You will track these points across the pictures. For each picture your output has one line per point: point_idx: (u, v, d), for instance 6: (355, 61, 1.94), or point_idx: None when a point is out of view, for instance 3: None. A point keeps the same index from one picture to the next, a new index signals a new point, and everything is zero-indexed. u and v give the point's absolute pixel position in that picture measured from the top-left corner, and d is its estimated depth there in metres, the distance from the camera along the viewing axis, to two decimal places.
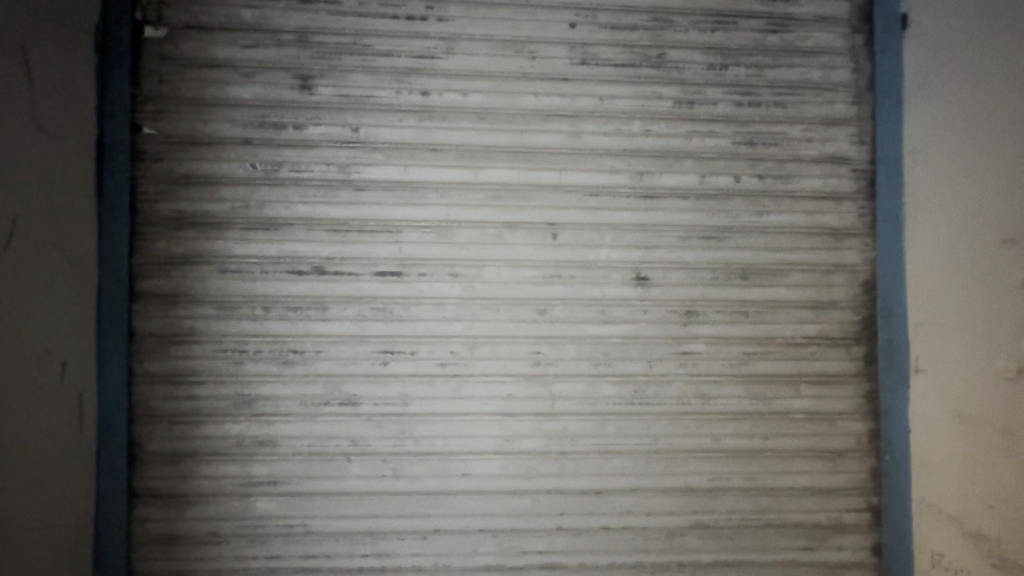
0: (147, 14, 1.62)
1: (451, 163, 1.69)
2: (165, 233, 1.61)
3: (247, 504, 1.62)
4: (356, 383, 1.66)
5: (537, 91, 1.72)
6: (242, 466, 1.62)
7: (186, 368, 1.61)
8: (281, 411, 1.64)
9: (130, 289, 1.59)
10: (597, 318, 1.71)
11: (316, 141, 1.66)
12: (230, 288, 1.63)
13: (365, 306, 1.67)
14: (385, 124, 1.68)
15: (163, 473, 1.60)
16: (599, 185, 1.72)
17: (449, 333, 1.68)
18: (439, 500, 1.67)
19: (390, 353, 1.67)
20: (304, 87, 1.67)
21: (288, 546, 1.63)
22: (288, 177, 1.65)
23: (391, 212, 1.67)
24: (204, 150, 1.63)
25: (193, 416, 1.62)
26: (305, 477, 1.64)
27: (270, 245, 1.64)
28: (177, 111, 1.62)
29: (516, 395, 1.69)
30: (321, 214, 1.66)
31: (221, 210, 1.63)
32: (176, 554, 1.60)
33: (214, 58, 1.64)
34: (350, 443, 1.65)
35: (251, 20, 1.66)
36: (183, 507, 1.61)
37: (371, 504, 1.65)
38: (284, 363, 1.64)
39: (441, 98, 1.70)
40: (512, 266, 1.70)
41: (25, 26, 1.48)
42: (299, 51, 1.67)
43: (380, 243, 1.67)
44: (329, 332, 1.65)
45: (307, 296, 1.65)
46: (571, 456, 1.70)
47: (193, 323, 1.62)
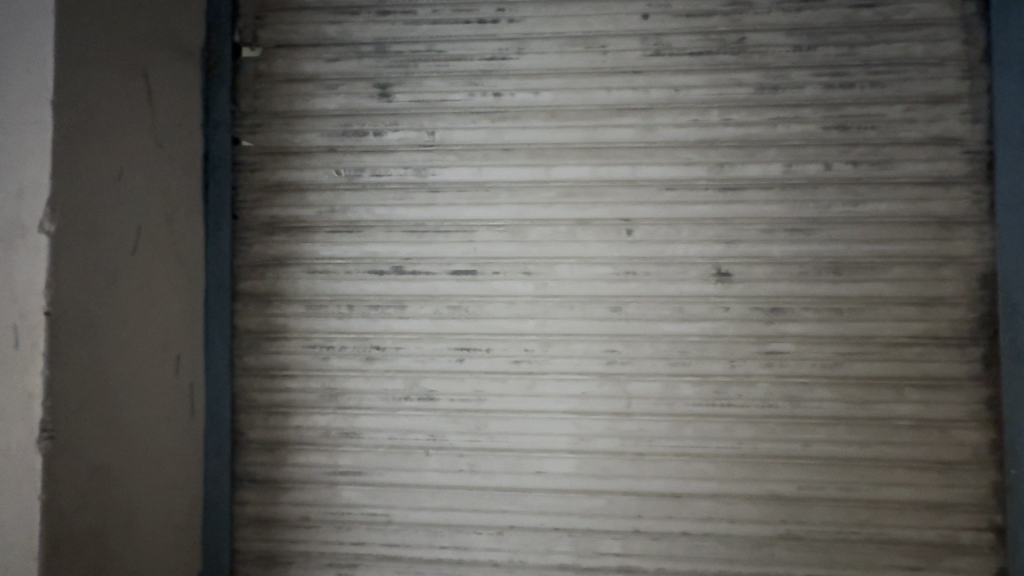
0: (244, 36, 1.76)
1: (523, 162, 1.70)
2: (261, 238, 1.74)
3: (334, 492, 1.71)
4: (434, 379, 1.71)
5: (608, 86, 1.69)
6: (329, 456, 1.72)
7: (280, 363, 1.74)
8: (365, 404, 1.72)
9: (232, 289, 1.73)
10: (674, 316, 1.66)
11: (395, 146, 1.74)
12: (318, 288, 1.73)
13: (441, 304, 1.71)
14: (459, 126, 1.72)
15: (261, 460, 1.73)
16: (674, 179, 1.67)
17: (522, 331, 1.69)
18: (515, 496, 1.68)
19: (466, 350, 1.71)
20: (383, 95, 1.74)
21: (372, 534, 1.71)
22: (368, 181, 1.74)
23: (465, 212, 1.71)
24: (293, 160, 1.75)
25: (287, 407, 1.73)
26: (387, 468, 1.71)
27: (352, 246, 1.73)
28: (270, 124, 1.75)
29: (591, 394, 1.67)
30: (400, 216, 1.73)
31: (309, 215, 1.74)
32: (273, 535, 1.72)
33: (302, 73, 1.76)
34: (429, 437, 1.70)
35: (334, 35, 1.76)
36: (278, 491, 1.73)
37: (448, 497, 1.69)
38: (367, 359, 1.72)
39: (513, 98, 1.71)
40: (585, 263, 1.68)
41: (142, 35, 1.52)
42: (378, 62, 1.75)
43: (455, 242, 1.71)
44: (408, 329, 1.72)
45: (386, 294, 1.73)
46: (649, 457, 1.65)
47: (286, 320, 1.74)
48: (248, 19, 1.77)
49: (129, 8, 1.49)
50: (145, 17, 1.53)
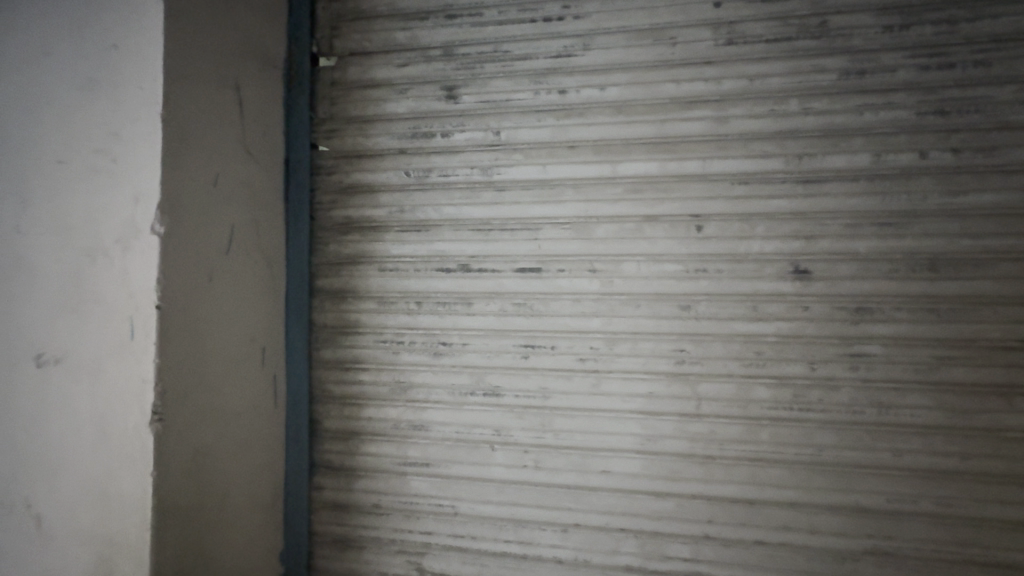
0: (321, 46, 1.86)
1: (589, 159, 1.69)
2: (336, 237, 1.84)
3: (404, 482, 1.78)
4: (499, 375, 1.73)
5: (677, 78, 1.65)
6: (399, 447, 1.79)
7: (354, 356, 1.82)
8: (433, 398, 1.77)
9: (310, 286, 1.84)
10: (748, 315, 1.59)
11: (462, 146, 1.78)
12: (389, 285, 1.80)
13: (507, 301, 1.73)
14: (525, 125, 1.74)
15: (337, 448, 1.82)
16: (748, 172, 1.60)
17: (588, 329, 1.68)
18: (580, 495, 1.67)
19: (531, 347, 1.72)
20: (450, 97, 1.79)
21: (440, 524, 1.75)
22: (437, 181, 1.79)
23: (531, 210, 1.72)
24: (366, 163, 1.83)
25: (360, 399, 1.82)
26: (454, 461, 1.75)
27: (421, 245, 1.79)
28: (345, 129, 1.84)
29: (658, 394, 1.63)
30: (466, 215, 1.76)
31: (380, 215, 1.81)
32: (347, 520, 1.81)
33: (374, 79, 1.83)
34: (494, 433, 1.73)
35: (404, 40, 1.82)
36: (352, 478, 1.81)
37: (514, 492, 1.71)
38: (435, 354, 1.77)
39: (579, 95, 1.71)
40: (653, 261, 1.65)
41: (236, 48, 1.63)
42: (445, 65, 1.79)
43: (520, 240, 1.73)
44: (474, 326, 1.75)
45: (454, 292, 1.77)
46: (720, 461, 1.60)
47: (359, 316, 1.82)
48: (324, 30, 1.86)
49: (227, 22, 1.59)
50: (237, 31, 1.63)
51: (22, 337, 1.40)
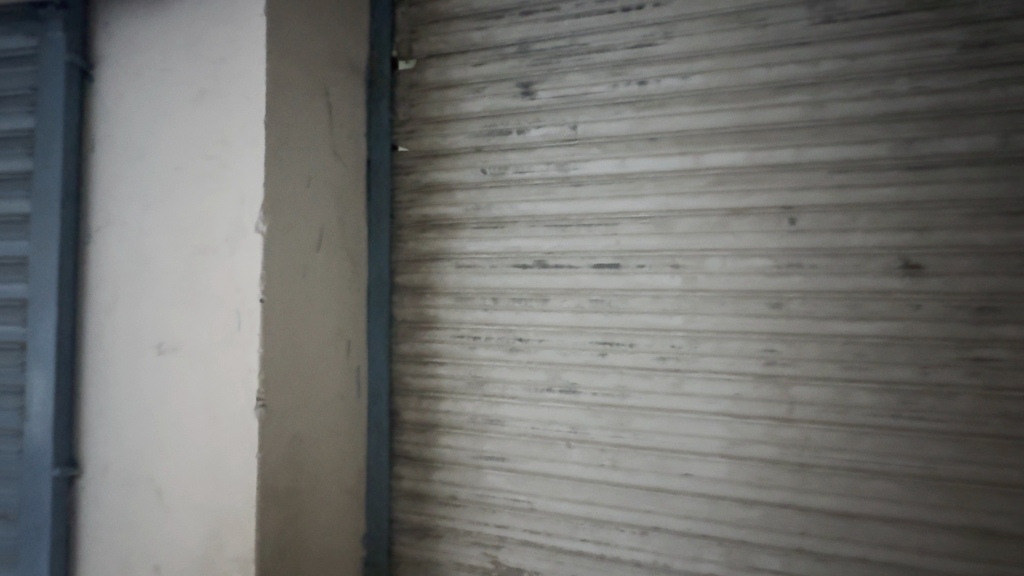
0: (401, 50, 1.93)
1: (670, 151, 1.64)
2: (415, 235, 1.89)
3: (480, 475, 1.81)
4: (575, 372, 1.72)
5: (768, 62, 1.56)
6: (475, 440, 1.81)
7: (431, 351, 1.87)
8: (508, 393, 1.78)
9: (390, 283, 1.90)
10: (848, 313, 1.48)
11: (537, 142, 1.77)
12: (466, 281, 1.83)
13: (584, 298, 1.71)
14: (602, 119, 1.71)
15: (415, 439, 1.88)
16: (848, 160, 1.48)
17: (669, 327, 1.63)
18: (659, 497, 1.63)
19: (608, 345, 1.69)
20: (526, 94, 1.79)
21: (515, 519, 1.77)
22: (512, 178, 1.79)
23: (608, 205, 1.69)
24: (443, 162, 1.87)
25: (437, 392, 1.86)
26: (529, 457, 1.76)
27: (497, 242, 1.80)
28: (423, 130, 1.90)
29: (746, 396, 1.56)
30: (542, 211, 1.76)
31: (457, 213, 1.85)
32: (424, 510, 1.87)
33: (451, 79, 1.87)
34: (570, 430, 1.72)
35: (480, 40, 1.84)
36: (429, 469, 1.86)
37: (590, 491, 1.69)
38: (510, 350, 1.78)
39: (660, 85, 1.65)
40: (740, 256, 1.57)
41: (326, 57, 1.70)
42: (521, 61, 1.80)
43: (597, 236, 1.70)
44: (550, 322, 1.74)
45: (529, 288, 1.77)
46: (815, 470, 1.50)
47: (437, 312, 1.86)
48: (403, 34, 1.93)
49: (316, 31, 1.66)
50: (327, 40, 1.71)
51: (143, 327, 1.53)
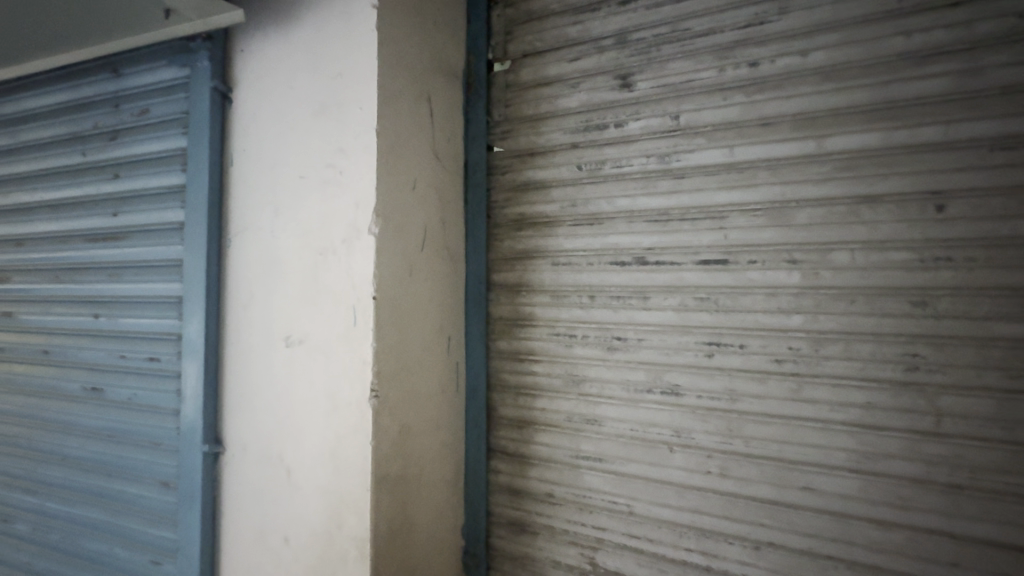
0: (496, 52, 1.96)
1: (787, 136, 1.51)
2: (511, 233, 1.92)
3: (577, 474, 1.79)
4: (679, 374, 1.64)
5: (907, 30, 1.38)
6: (572, 439, 1.80)
7: (527, 348, 1.88)
8: (606, 393, 1.75)
9: (487, 281, 1.94)
10: (1014, 313, 1.27)
11: (637, 135, 1.71)
12: (562, 279, 1.82)
13: (688, 295, 1.63)
14: (707, 106, 1.61)
15: (512, 435, 1.91)
16: (1015, 134, 1.27)
17: (786, 327, 1.50)
18: (775, 511, 1.51)
19: (715, 345, 1.60)
20: (624, 85, 1.74)
21: (613, 521, 1.73)
22: (610, 173, 1.75)
23: (716, 197, 1.59)
24: (538, 159, 1.87)
25: (534, 389, 1.87)
26: (629, 460, 1.71)
27: (594, 238, 1.77)
28: (518, 129, 1.91)
29: (880, 406, 1.39)
30: (642, 206, 1.70)
31: (553, 210, 1.84)
32: (521, 505, 1.88)
33: (547, 77, 1.87)
34: (673, 434, 1.65)
35: (576, 35, 1.82)
36: (526, 466, 1.88)
37: (696, 499, 1.61)
38: (608, 349, 1.75)
39: (775, 65, 1.53)
40: (872, 249, 1.41)
41: (429, 64, 1.77)
42: (619, 53, 1.75)
43: (703, 230, 1.61)
44: (651, 321, 1.68)
45: (629, 285, 1.72)
46: (971, 493, 1.30)
47: (533, 309, 1.87)
48: (499, 36, 1.96)
49: (420, 40, 1.74)
50: (429, 47, 1.78)
51: (273, 322, 1.70)
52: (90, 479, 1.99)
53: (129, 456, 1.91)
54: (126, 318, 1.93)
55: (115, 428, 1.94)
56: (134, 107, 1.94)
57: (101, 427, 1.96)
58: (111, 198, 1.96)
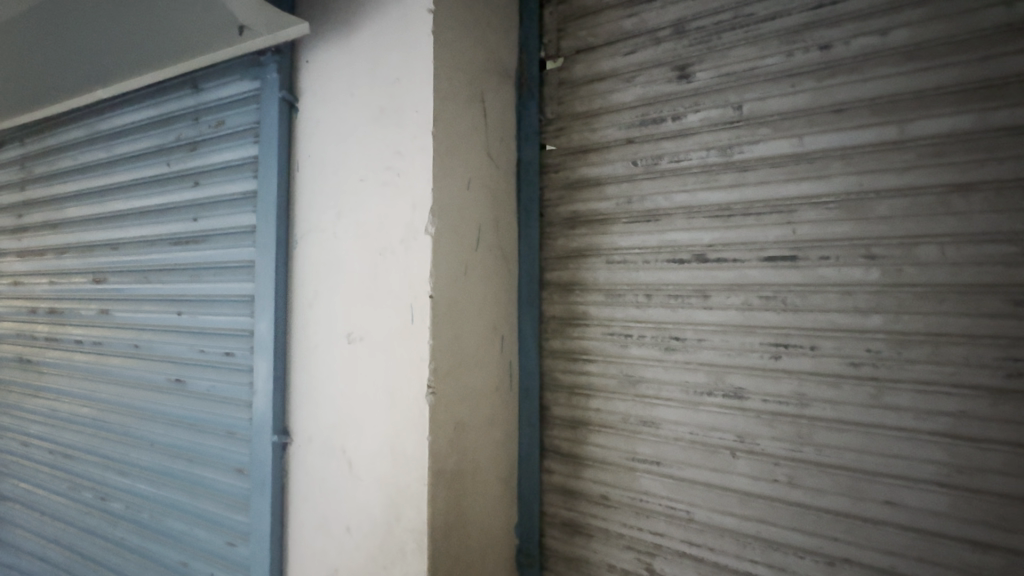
0: (549, 50, 1.95)
1: (865, 122, 1.40)
2: (564, 232, 1.90)
3: (633, 477, 1.75)
4: (743, 376, 1.57)
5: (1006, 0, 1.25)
6: (627, 441, 1.76)
7: (581, 347, 1.86)
8: (664, 394, 1.69)
9: (540, 280, 1.94)
10: None
11: (696, 127, 1.65)
12: (617, 278, 1.79)
13: (752, 294, 1.56)
14: (773, 94, 1.53)
15: (566, 435, 1.89)
16: None
17: (864, 328, 1.40)
18: (851, 525, 1.41)
19: (783, 347, 1.51)
20: (682, 77, 1.68)
21: (672, 528, 1.67)
22: (668, 168, 1.70)
23: (783, 190, 1.51)
24: (592, 156, 1.85)
25: (588, 389, 1.84)
26: (688, 464, 1.65)
27: (651, 235, 1.72)
28: (571, 126, 1.89)
29: (975, 415, 1.27)
30: (702, 201, 1.63)
31: (607, 208, 1.81)
32: (575, 506, 1.86)
33: (601, 72, 1.84)
34: (736, 439, 1.57)
35: (631, 27, 1.78)
36: (580, 467, 1.85)
37: (762, 508, 1.53)
38: (666, 349, 1.69)
39: (849, 47, 1.43)
40: (964, 243, 1.29)
41: (483, 65, 1.79)
42: (677, 43, 1.69)
43: (769, 225, 1.53)
44: (712, 320, 1.62)
45: (688, 284, 1.66)
46: None
47: (587, 308, 1.85)
48: (551, 34, 1.95)
49: (475, 41, 1.76)
50: (483, 48, 1.80)
51: (336, 320, 1.77)
52: (174, 464, 2.15)
53: (208, 444, 2.05)
54: (205, 315, 2.08)
55: (195, 418, 2.09)
56: (212, 119, 2.09)
57: (183, 417, 2.13)
58: (192, 205, 2.12)
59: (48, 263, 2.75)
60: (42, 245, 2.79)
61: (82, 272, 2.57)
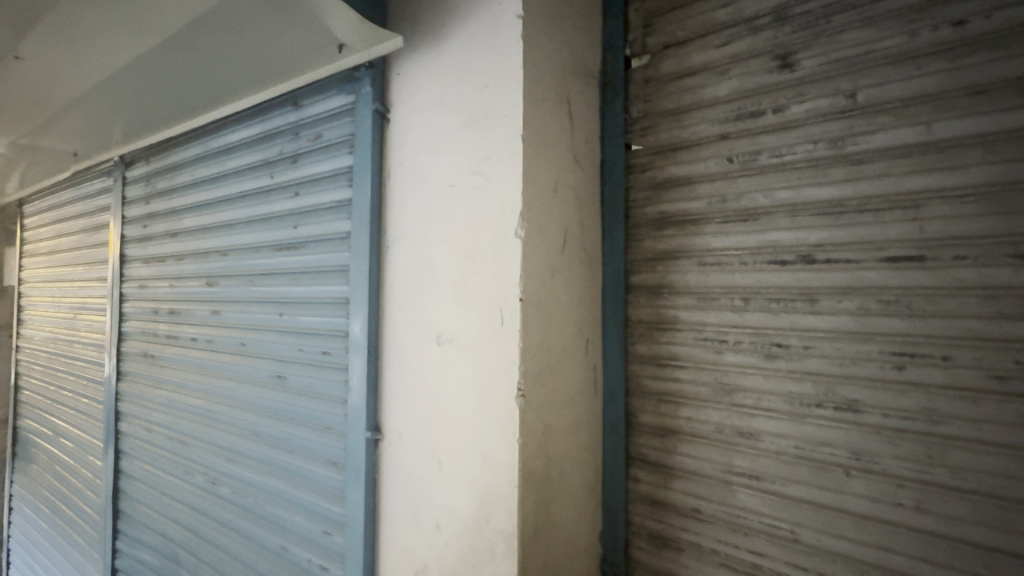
0: (634, 47, 1.90)
1: (1010, 105, 1.25)
2: (651, 233, 1.84)
3: (729, 491, 1.65)
4: (858, 388, 1.44)
5: None
6: (722, 453, 1.67)
7: (671, 353, 1.79)
8: (764, 404, 1.59)
9: (625, 283, 1.89)
10: None
11: (801, 119, 1.54)
12: (711, 280, 1.70)
13: (869, 297, 1.42)
14: (894, 80, 1.40)
15: (653, 443, 1.82)
16: None
17: (1011, 337, 1.24)
18: (996, 560, 1.25)
19: (907, 356, 1.37)
20: (785, 66, 1.57)
21: (774, 548, 1.57)
22: (768, 163, 1.59)
23: (907, 183, 1.37)
24: (682, 154, 1.78)
25: (677, 397, 1.77)
26: (793, 481, 1.53)
27: (749, 235, 1.63)
28: (659, 124, 1.83)
29: None
30: (808, 197, 1.52)
31: (699, 207, 1.73)
32: (664, 518, 1.79)
33: (691, 67, 1.77)
34: (851, 456, 1.44)
35: (726, 17, 1.70)
36: (669, 477, 1.78)
37: (882, 533, 1.40)
38: (766, 356, 1.59)
39: (989, 21, 1.28)
40: None
41: (568, 65, 1.78)
42: (777, 31, 1.59)
43: (890, 223, 1.39)
44: (821, 326, 1.50)
45: (792, 287, 1.55)
46: None
47: (676, 312, 1.77)
48: (637, 31, 1.90)
49: (562, 42, 1.75)
50: (569, 49, 1.78)
51: (426, 322, 1.83)
52: (275, 454, 2.32)
53: (306, 437, 2.19)
54: (304, 316, 2.22)
55: (295, 412, 2.24)
56: (310, 133, 2.23)
57: (284, 411, 2.29)
58: (292, 213, 2.28)
59: (168, 268, 3.07)
60: (163, 252, 3.12)
61: (196, 276, 2.85)
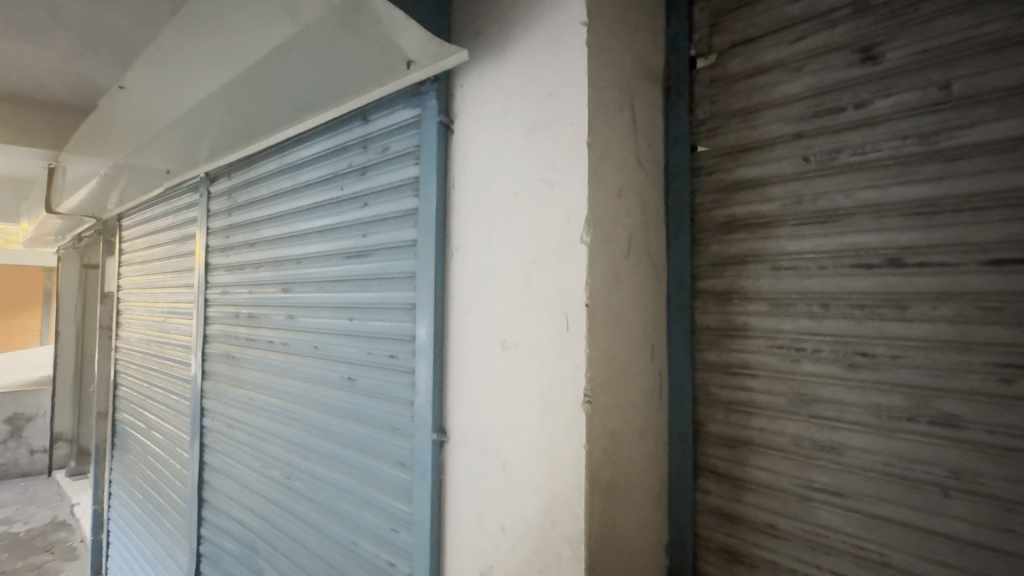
0: (699, 48, 1.86)
1: None
2: (719, 237, 1.79)
3: (808, 508, 1.57)
4: (956, 401, 1.33)
5: None
6: (800, 466, 1.59)
7: (741, 360, 1.72)
8: (847, 417, 1.50)
9: (691, 289, 1.85)
10: None
11: (886, 114, 1.45)
12: (785, 285, 1.63)
13: (970, 303, 1.32)
14: (996, 69, 1.30)
15: (722, 454, 1.76)
16: None
17: None
18: None
19: (1016, 368, 1.26)
20: (867, 59, 1.49)
21: (861, 571, 1.47)
22: (849, 162, 1.51)
23: (1013, 180, 1.26)
24: (752, 155, 1.72)
25: (749, 406, 1.70)
26: (881, 499, 1.44)
27: (828, 238, 1.55)
28: (726, 124, 1.78)
29: None
30: (896, 197, 1.43)
31: (771, 210, 1.67)
32: (735, 532, 1.72)
33: (761, 64, 1.71)
34: (949, 474, 1.34)
35: (799, 11, 1.63)
36: (741, 490, 1.71)
37: (987, 560, 1.29)
38: (849, 366, 1.50)
39: None
40: None
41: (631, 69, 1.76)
42: (858, 22, 1.51)
43: (992, 223, 1.29)
44: (911, 334, 1.40)
45: (877, 292, 1.46)
46: None
47: (747, 319, 1.71)
48: (702, 31, 1.86)
49: (626, 46, 1.74)
50: (633, 53, 1.77)
51: (491, 327, 1.87)
52: (346, 452, 2.44)
53: (374, 436, 2.29)
54: (373, 321, 2.32)
55: (364, 412, 2.35)
56: (378, 146, 2.35)
57: (354, 411, 2.40)
58: (362, 223, 2.40)
59: (248, 276, 3.30)
60: (243, 261, 3.36)
61: (273, 283, 3.05)
